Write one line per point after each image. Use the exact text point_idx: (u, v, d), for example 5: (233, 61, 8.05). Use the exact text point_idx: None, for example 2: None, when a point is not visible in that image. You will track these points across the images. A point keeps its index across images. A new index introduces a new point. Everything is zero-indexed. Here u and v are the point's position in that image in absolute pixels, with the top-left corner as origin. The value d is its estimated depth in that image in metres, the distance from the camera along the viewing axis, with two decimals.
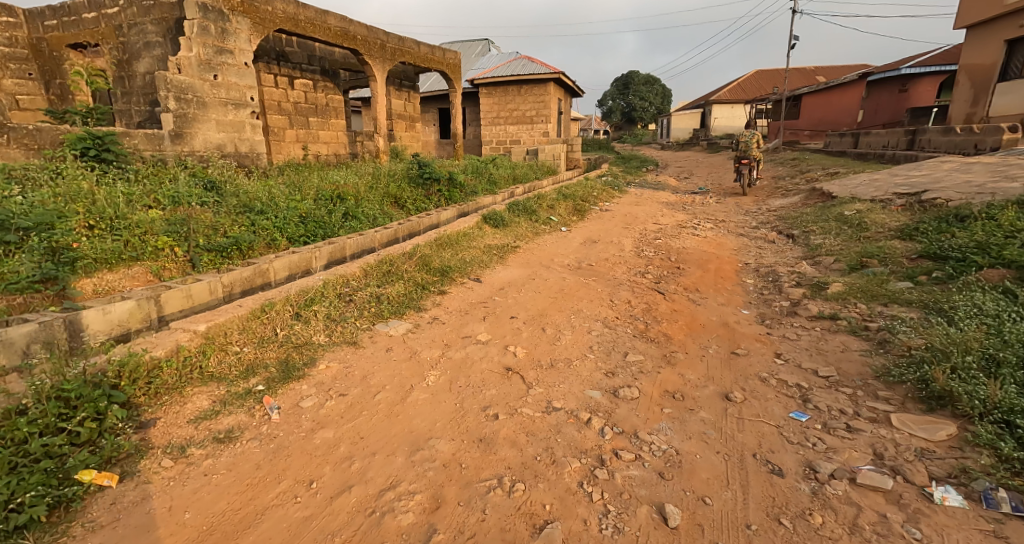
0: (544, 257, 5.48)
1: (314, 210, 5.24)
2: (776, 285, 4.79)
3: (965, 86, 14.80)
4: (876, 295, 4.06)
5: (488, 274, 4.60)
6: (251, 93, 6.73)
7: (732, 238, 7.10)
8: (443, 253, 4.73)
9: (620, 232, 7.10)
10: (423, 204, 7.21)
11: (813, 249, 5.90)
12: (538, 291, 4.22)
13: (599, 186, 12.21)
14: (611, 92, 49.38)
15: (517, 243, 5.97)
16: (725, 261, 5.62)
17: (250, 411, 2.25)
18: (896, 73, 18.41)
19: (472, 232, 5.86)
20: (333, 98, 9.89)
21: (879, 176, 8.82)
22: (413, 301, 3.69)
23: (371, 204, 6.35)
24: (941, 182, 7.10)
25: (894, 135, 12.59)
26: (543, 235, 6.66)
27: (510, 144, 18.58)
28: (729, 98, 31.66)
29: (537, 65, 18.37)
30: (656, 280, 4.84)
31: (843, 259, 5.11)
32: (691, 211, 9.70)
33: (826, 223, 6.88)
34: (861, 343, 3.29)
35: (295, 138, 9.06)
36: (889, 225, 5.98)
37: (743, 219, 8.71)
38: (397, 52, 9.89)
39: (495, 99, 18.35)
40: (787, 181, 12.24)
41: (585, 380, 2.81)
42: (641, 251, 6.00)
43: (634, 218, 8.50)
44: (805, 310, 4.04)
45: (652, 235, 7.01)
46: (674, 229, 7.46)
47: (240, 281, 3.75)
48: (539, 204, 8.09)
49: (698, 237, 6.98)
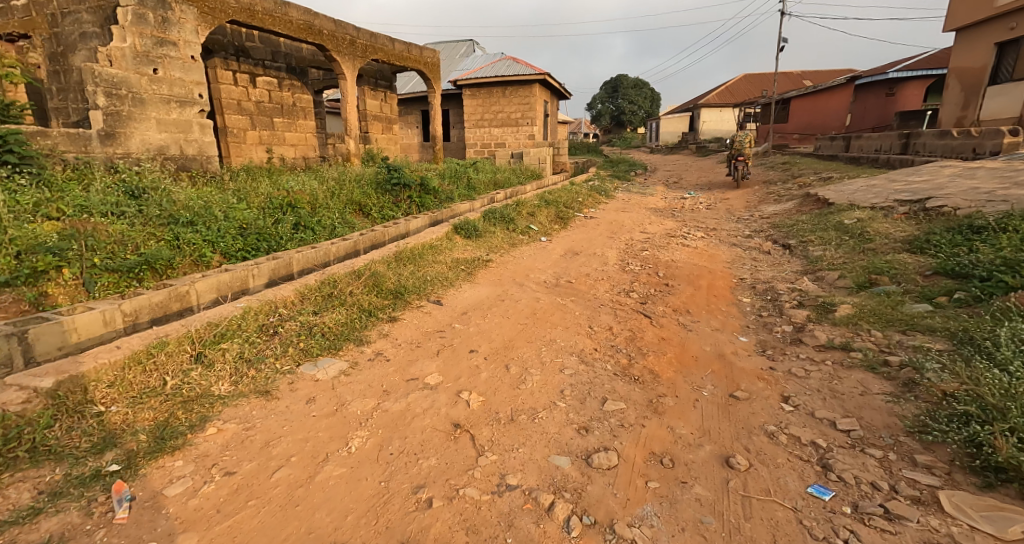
0: (519, 273, 4.95)
1: (257, 219, 4.62)
2: (775, 306, 4.29)
3: (956, 89, 14.59)
4: (892, 319, 3.59)
5: (451, 295, 4.05)
6: (200, 90, 6.09)
7: (724, 248, 6.63)
8: (401, 270, 4.17)
9: (604, 243, 6.59)
10: (391, 212, 6.65)
11: (813, 263, 5.44)
12: (506, 317, 3.67)
13: (585, 191, 11.73)
14: (600, 96, 49.17)
15: (491, 256, 5.43)
16: (717, 277, 5.12)
17: (86, 508, 1.63)
18: (883, 77, 18.36)
19: (441, 244, 5.31)
20: (301, 98, 9.29)
21: (876, 182, 8.43)
22: (353, 330, 3.11)
23: (330, 212, 5.76)
24: (944, 188, 6.71)
25: (886, 139, 12.28)
26: (521, 247, 6.13)
27: (495, 147, 18.07)
28: (717, 101, 31.50)
29: (522, 66, 17.91)
30: (641, 300, 4.32)
31: (848, 275, 4.65)
32: (680, 218, 9.25)
33: (824, 233, 6.45)
34: (882, 384, 2.79)
35: (257, 140, 8.44)
36: (894, 235, 5.55)
37: (734, 227, 8.27)
38: (368, 49, 9.32)
39: (480, 101, 17.85)
40: (779, 186, 11.86)
41: (552, 441, 2.24)
42: (626, 264, 5.49)
43: (620, 227, 8.00)
44: (811, 337, 3.54)
45: (639, 245, 6.52)
46: (662, 239, 6.97)
47: (147, 308, 3.14)
48: (519, 212, 7.56)
49: (687, 247, 6.50)
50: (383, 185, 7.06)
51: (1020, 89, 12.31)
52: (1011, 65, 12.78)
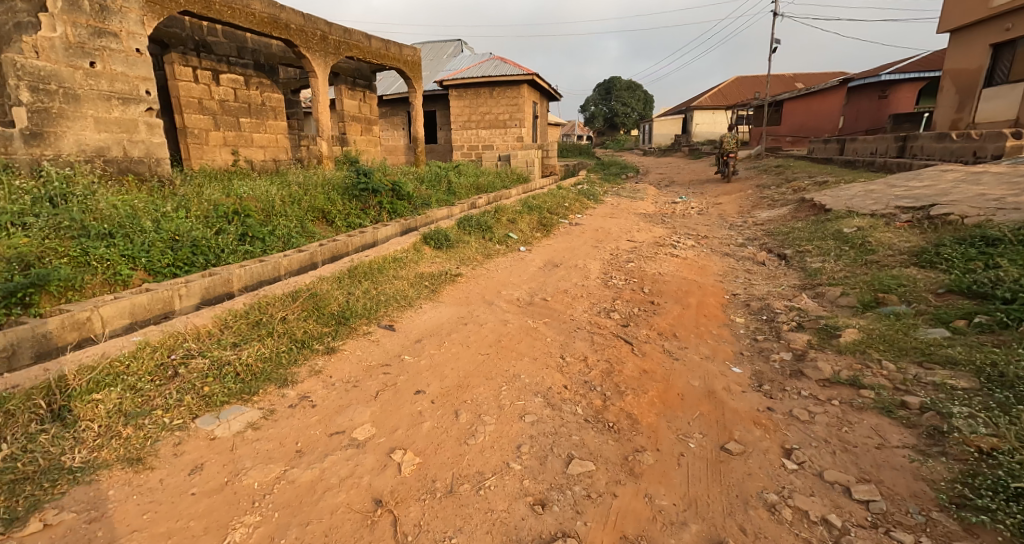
0: (490, 290, 4.49)
1: (194, 228, 4.10)
2: (772, 329, 3.86)
3: (950, 91, 14.29)
4: (905, 347, 3.17)
5: (408, 319, 3.57)
6: (147, 86, 5.54)
7: (716, 259, 6.21)
8: (352, 289, 3.68)
9: (587, 254, 6.16)
10: (358, 219, 6.16)
11: (811, 278, 5.02)
12: (466, 346, 3.20)
13: (572, 195, 11.30)
14: (592, 97, 48.88)
15: (462, 270, 4.96)
16: (709, 293, 4.69)
17: None
18: (876, 80, 18.16)
19: (406, 257, 4.84)
20: (272, 97, 8.78)
21: (873, 187, 8.05)
22: (278, 367, 2.62)
23: (287, 221, 5.27)
24: (947, 194, 6.33)
25: (882, 142, 11.95)
26: (497, 258, 5.67)
27: (483, 149, 17.62)
28: (710, 103, 31.24)
29: (510, 66, 17.49)
30: (623, 322, 3.87)
31: (851, 292, 4.23)
32: (670, 224, 8.85)
33: (822, 243, 6.04)
34: (902, 434, 2.36)
35: (222, 142, 7.92)
36: (897, 246, 5.16)
37: (727, 234, 7.86)
38: (342, 45, 8.83)
39: (467, 102, 17.39)
40: (773, 190, 11.48)
41: (498, 525, 1.77)
42: (609, 279, 5.05)
43: (607, 235, 7.56)
44: (814, 369, 3.11)
45: (624, 256, 6.07)
46: (650, 248, 6.53)
47: (30, 341, 2.66)
48: (498, 220, 7.11)
49: (677, 258, 6.07)
50: (351, 190, 6.57)
51: (1017, 92, 12.03)
52: (1007, 67, 12.49)
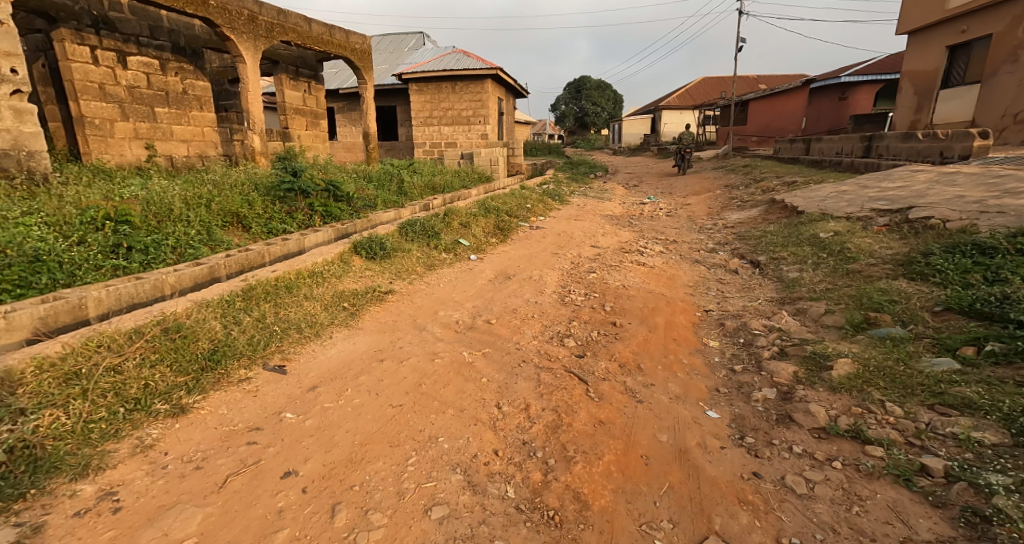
0: (426, 312, 3.79)
1: (36, 240, 3.30)
2: (752, 358, 3.31)
3: (909, 92, 14.31)
4: (910, 384, 2.64)
5: (309, 354, 2.84)
6: (12, 64, 4.51)
7: (685, 268, 5.69)
8: (239, 318, 2.93)
9: (544, 263, 5.54)
10: (282, 224, 5.34)
11: (788, 291, 4.53)
12: (375, 392, 2.50)
13: (536, 196, 10.69)
14: (562, 96, 48.61)
15: (396, 286, 4.26)
16: (677, 310, 4.13)
17: None
18: (837, 81, 18.26)
19: (327, 271, 4.09)
20: (196, 85, 7.83)
21: (845, 188, 7.72)
22: (81, 445, 1.91)
23: (186, 228, 4.41)
24: (924, 196, 5.97)
25: (848, 141, 11.75)
26: (441, 270, 4.98)
27: (446, 147, 16.82)
28: (677, 103, 31.28)
29: (473, 60, 16.75)
30: (578, 352, 3.25)
31: (836, 309, 3.73)
32: (637, 227, 8.36)
33: (796, 249, 5.59)
34: (931, 519, 1.79)
35: (132, 134, 6.93)
36: (878, 253, 4.73)
37: (696, 239, 7.39)
38: (275, 28, 7.95)
39: (428, 97, 16.55)
40: (742, 190, 11.17)
41: None
42: (566, 293, 4.44)
43: (569, 240, 6.96)
44: (805, 414, 2.56)
45: (585, 265, 5.49)
46: (613, 255, 5.96)
47: None
48: (449, 225, 6.41)
49: (643, 266, 5.52)
50: (276, 191, 5.73)
51: (973, 93, 12.07)
52: (963, 68, 12.55)
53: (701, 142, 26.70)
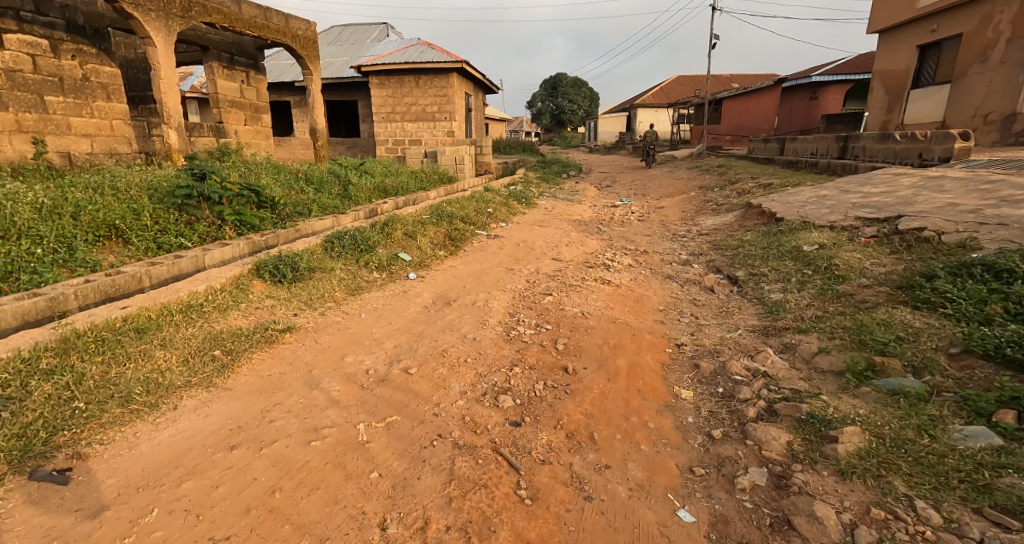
0: (329, 359, 3.00)
1: None
2: (735, 419, 2.62)
3: (880, 92, 14.01)
4: (945, 470, 1.98)
5: (124, 442, 2.02)
6: None
7: (655, 288, 5.01)
8: (29, 388, 2.10)
9: (494, 283, 4.78)
10: (175, 237, 4.47)
11: (771, 321, 3.87)
12: (199, 510, 1.73)
13: (500, 199, 9.92)
14: (538, 94, 47.98)
15: (301, 321, 3.45)
16: (644, 348, 3.43)
17: None
18: (807, 81, 18.13)
19: (207, 303, 3.26)
20: (101, 71, 6.97)
21: (824, 193, 7.20)
22: None
23: (31, 247, 3.56)
24: (913, 202, 5.42)
25: (824, 142, 11.35)
26: (368, 295, 4.19)
27: (410, 144, 15.87)
28: (652, 102, 30.93)
29: (437, 52, 15.85)
30: (514, 420, 2.52)
31: (831, 348, 3.06)
32: (607, 234, 7.73)
33: (776, 266, 4.98)
34: None
35: (14, 127, 6.02)
36: (870, 272, 4.14)
37: (668, 249, 6.76)
38: (192, 7, 7.01)
39: (389, 91, 15.57)
40: (716, 193, 10.67)
41: None
42: (512, 325, 3.71)
43: (529, 252, 6.21)
44: (808, 521, 1.88)
45: (540, 285, 4.76)
46: (576, 272, 5.25)
47: None
48: (389, 238, 5.58)
49: (607, 286, 4.82)
50: (174, 196, 4.79)
51: (944, 93, 11.80)
52: (934, 68, 12.30)
53: (675, 141, 26.33)
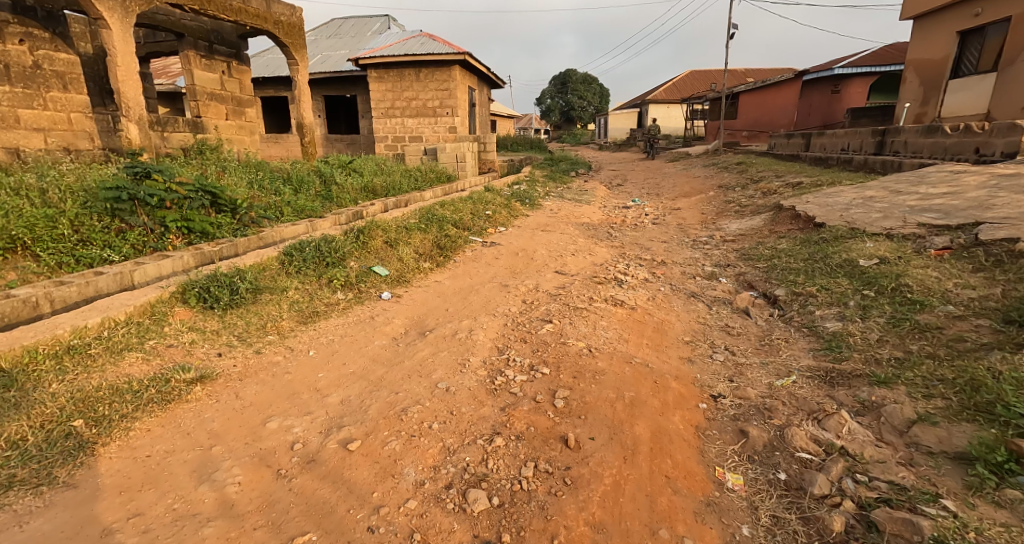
0: (244, 422, 2.21)
1: None
2: (813, 533, 1.80)
3: (914, 83, 12.89)
4: None
5: None
6: None
7: (678, 312, 4.18)
8: None
9: (483, 306, 3.99)
10: (99, 249, 3.75)
11: (832, 363, 3.03)
12: None
13: (501, 200, 9.13)
14: (548, 90, 47.08)
15: (224, 364, 2.67)
16: (670, 405, 2.62)
17: None
18: (829, 74, 17.07)
19: (96, 344, 2.48)
20: (55, 58, 6.35)
21: (868, 196, 6.31)
22: None
23: None
24: (990, 205, 4.53)
25: (857, 137, 10.40)
26: (325, 323, 3.40)
27: (410, 141, 15.11)
28: (664, 97, 29.93)
29: (438, 44, 15.07)
30: (488, 538, 1.73)
31: (938, 417, 2.21)
32: (619, 240, 6.92)
33: (825, 286, 4.14)
34: None
35: None
36: (958, 298, 3.29)
37: (689, 259, 5.92)
38: None
39: (389, 85, 14.80)
40: (738, 193, 9.79)
41: None
42: (499, 369, 2.92)
43: (529, 263, 5.41)
44: None
45: (539, 308, 3.96)
46: (584, 290, 4.44)
47: None
48: (365, 249, 4.81)
49: (619, 310, 4.02)
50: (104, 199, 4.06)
51: (989, 82, 10.65)
52: (976, 56, 11.15)
53: (689, 137, 25.28)
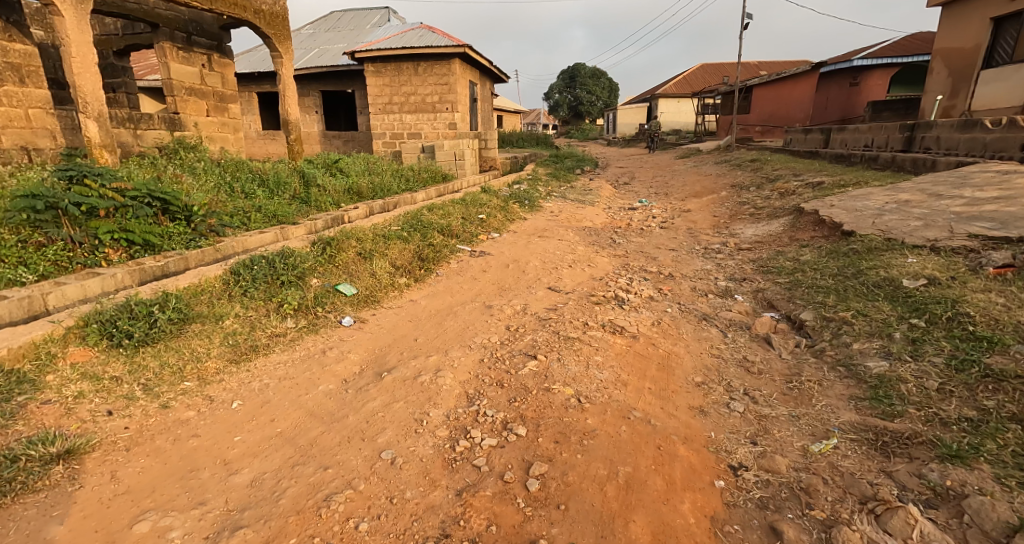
0: (103, 524, 1.65)
1: None
2: None
3: (942, 74, 11.98)
4: None
5: None
6: None
7: (689, 342, 3.58)
8: None
9: (459, 336, 3.42)
10: (10, 268, 3.24)
11: (883, 420, 2.43)
12: None
13: (498, 202, 8.56)
14: (555, 85, 46.29)
15: (112, 426, 2.11)
16: (677, 486, 2.04)
17: None
18: (847, 66, 16.25)
19: None
20: (10, 49, 5.85)
21: (902, 200, 5.64)
22: None
23: None
24: None
25: (883, 132, 9.71)
26: (264, 361, 2.82)
27: (409, 138, 14.55)
28: (673, 92, 29.10)
29: (438, 36, 14.46)
30: None
31: None
32: (623, 248, 6.33)
33: (863, 313, 3.52)
34: None
35: None
36: None
37: (700, 272, 5.31)
38: None
39: (386, 79, 14.19)
40: (753, 194, 9.13)
41: None
42: (464, 429, 2.35)
43: (522, 279, 4.84)
44: None
45: (524, 340, 3.38)
46: (580, 315, 3.86)
47: None
48: (333, 265, 4.26)
49: (618, 341, 3.44)
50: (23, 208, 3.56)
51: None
52: (1011, 44, 10.22)
53: (700, 132, 24.47)
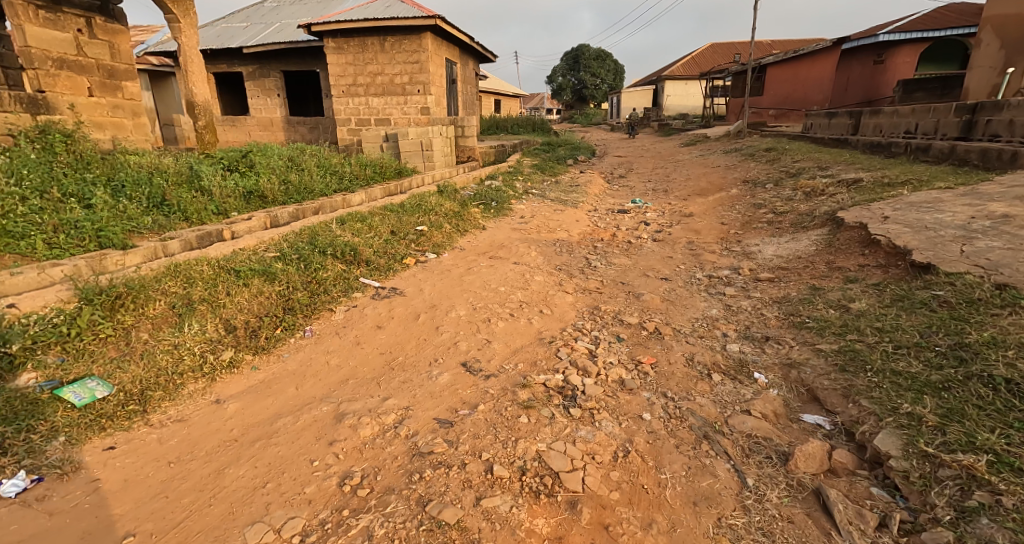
0: None
1: None
2: None
3: (989, 46, 9.06)
4: None
5: None
6: None
7: (677, 519, 1.91)
8: None
9: (222, 520, 1.78)
10: None
11: None
12: None
13: (453, 205, 6.88)
14: (558, 67, 43.96)
15: None
16: None
17: None
18: (872, 41, 14.35)
19: None
20: None
21: (998, 214, 3.95)
22: None
23: None
24: None
25: (930, 116, 7.90)
26: None
27: (376, 125, 12.74)
28: (681, 73, 27.00)
29: (408, 6, 12.59)
30: None
31: None
32: (599, 276, 4.67)
33: (1011, 465, 1.89)
34: None
35: None
36: None
37: (702, 324, 3.66)
38: None
39: (350, 57, 12.28)
40: (772, 193, 7.40)
41: None
42: None
43: (428, 347, 3.17)
44: None
45: (351, 532, 1.73)
46: (488, 446, 2.19)
47: None
48: (93, 337, 2.59)
49: (539, 527, 1.82)
50: None
51: None
52: None
53: (708, 116, 22.45)
